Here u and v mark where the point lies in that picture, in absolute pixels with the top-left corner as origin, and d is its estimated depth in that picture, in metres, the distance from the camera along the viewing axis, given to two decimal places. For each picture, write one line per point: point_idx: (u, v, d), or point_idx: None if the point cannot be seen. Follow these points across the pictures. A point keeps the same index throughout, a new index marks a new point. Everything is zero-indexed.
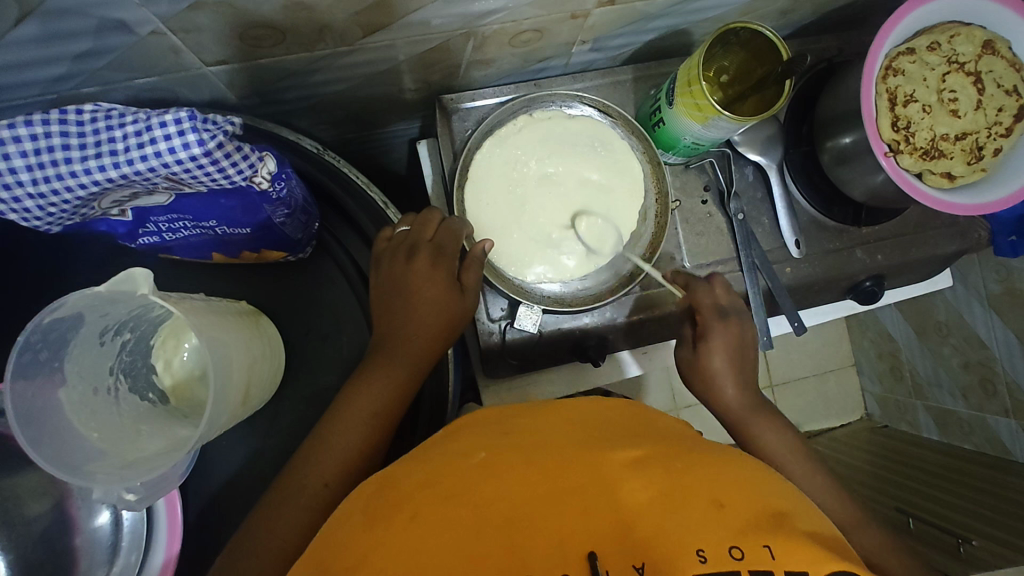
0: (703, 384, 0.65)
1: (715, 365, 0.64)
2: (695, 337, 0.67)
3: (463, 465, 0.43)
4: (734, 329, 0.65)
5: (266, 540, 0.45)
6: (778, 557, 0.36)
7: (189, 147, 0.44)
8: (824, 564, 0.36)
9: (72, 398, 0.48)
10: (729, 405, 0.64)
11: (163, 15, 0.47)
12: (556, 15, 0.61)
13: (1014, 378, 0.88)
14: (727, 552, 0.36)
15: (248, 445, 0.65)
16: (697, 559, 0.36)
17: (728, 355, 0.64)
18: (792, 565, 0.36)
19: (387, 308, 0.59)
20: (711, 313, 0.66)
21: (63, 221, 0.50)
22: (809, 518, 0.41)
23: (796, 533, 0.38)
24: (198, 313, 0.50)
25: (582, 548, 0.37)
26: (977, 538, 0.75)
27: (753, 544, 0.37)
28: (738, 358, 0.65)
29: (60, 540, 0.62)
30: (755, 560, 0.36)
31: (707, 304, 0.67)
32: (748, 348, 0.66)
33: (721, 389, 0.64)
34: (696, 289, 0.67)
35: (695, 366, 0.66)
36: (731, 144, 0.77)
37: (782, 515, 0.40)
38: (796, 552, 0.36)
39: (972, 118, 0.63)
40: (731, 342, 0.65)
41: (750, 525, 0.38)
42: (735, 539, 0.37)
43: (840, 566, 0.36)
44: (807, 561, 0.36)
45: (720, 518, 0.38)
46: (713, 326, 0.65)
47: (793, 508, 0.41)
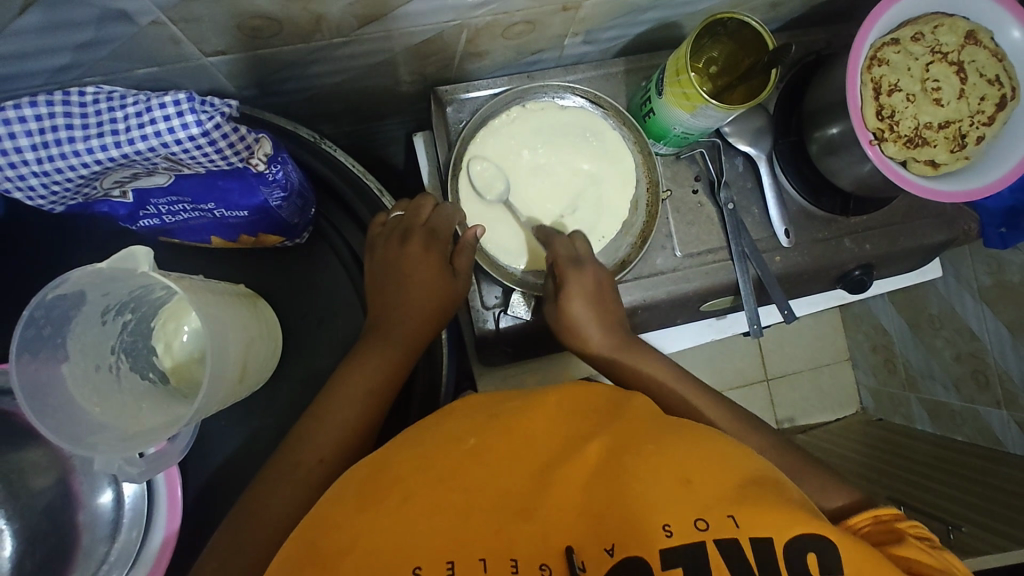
0: (572, 336, 0.65)
1: (576, 313, 0.64)
2: (557, 289, 0.65)
3: (445, 451, 0.43)
4: (589, 275, 0.65)
5: (262, 512, 0.46)
6: (742, 525, 0.38)
7: (188, 127, 0.46)
8: (785, 529, 0.38)
9: (75, 373, 0.50)
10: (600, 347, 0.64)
11: (164, 6, 0.48)
12: (548, 7, 0.63)
13: (1005, 368, 0.89)
14: (693, 524, 0.38)
15: (246, 426, 0.67)
16: (663, 533, 0.38)
17: (586, 299, 0.64)
18: (754, 532, 0.38)
19: (380, 292, 0.60)
20: (565, 263, 0.65)
21: (67, 200, 0.51)
22: (783, 485, 0.42)
23: (765, 500, 0.39)
24: (198, 293, 0.52)
25: (561, 540, 0.39)
26: (966, 526, 0.75)
27: (718, 515, 0.38)
28: (599, 302, 0.65)
29: (63, 516, 0.64)
30: (718, 530, 0.38)
31: (563, 256, 0.66)
32: (606, 294, 0.66)
33: (587, 335, 0.64)
34: (554, 243, 0.66)
35: (560, 319, 0.65)
36: (720, 134, 0.78)
37: (757, 486, 0.41)
38: (760, 520, 0.38)
39: (955, 107, 0.65)
40: (586, 289, 0.64)
41: (718, 496, 0.39)
42: (702, 511, 0.39)
43: (809, 530, 0.38)
44: (770, 525, 0.38)
45: (689, 493, 0.39)
46: (569, 275, 0.64)
47: (765, 477, 0.42)
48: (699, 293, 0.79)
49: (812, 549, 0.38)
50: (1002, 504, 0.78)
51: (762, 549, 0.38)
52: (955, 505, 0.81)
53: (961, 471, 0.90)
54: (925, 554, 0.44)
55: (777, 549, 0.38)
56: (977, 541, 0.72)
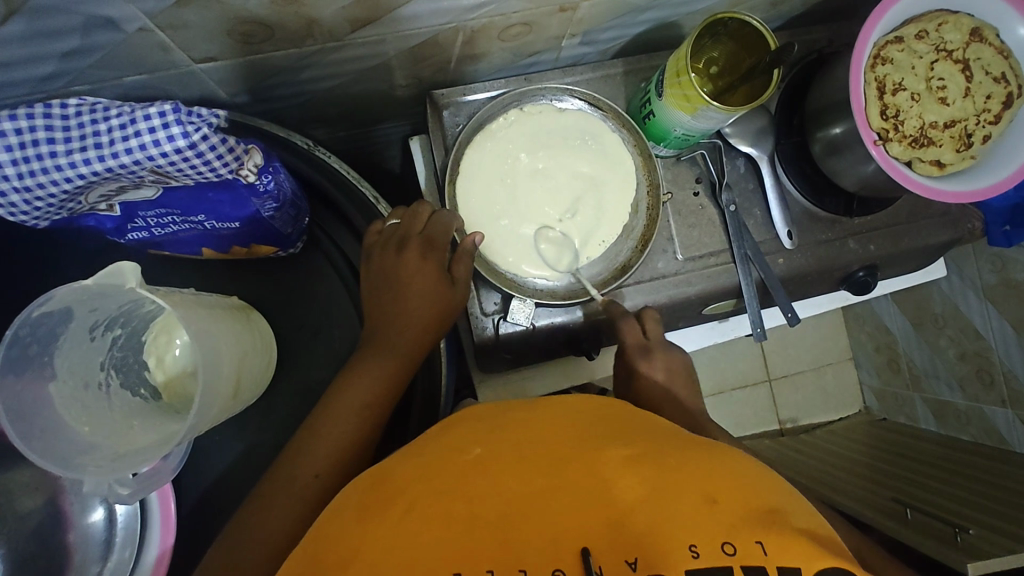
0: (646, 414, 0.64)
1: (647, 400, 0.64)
2: (627, 372, 0.68)
3: (455, 460, 0.43)
4: (658, 365, 0.66)
5: (256, 532, 0.45)
6: (770, 553, 0.36)
7: (174, 139, 0.45)
8: (815, 561, 0.36)
9: (63, 392, 0.49)
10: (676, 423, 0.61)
11: (150, 12, 0.47)
12: (544, 8, 0.61)
13: (1011, 368, 0.88)
14: (719, 547, 0.37)
15: (242, 440, 0.66)
16: (689, 554, 0.36)
17: (659, 385, 0.65)
18: (783, 562, 0.36)
19: (377, 301, 0.59)
20: (635, 354, 0.67)
21: (51, 216, 0.50)
22: (802, 514, 0.41)
23: (789, 530, 0.38)
24: (187, 306, 0.51)
25: (576, 545, 0.37)
26: (974, 528, 0.73)
27: (745, 539, 0.37)
28: (670, 387, 0.65)
29: (54, 535, 0.63)
30: (746, 556, 0.36)
31: (633, 344, 0.68)
32: (678, 378, 0.66)
33: None
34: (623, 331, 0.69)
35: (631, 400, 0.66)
36: (722, 135, 0.77)
37: (777, 512, 0.40)
38: (788, 551, 0.37)
39: (961, 106, 0.64)
40: (653, 379, 0.65)
41: (743, 520, 0.38)
42: (728, 534, 0.37)
43: (835, 563, 0.37)
44: (800, 557, 0.36)
45: (712, 514, 0.38)
46: (638, 366, 0.66)
47: (786, 505, 0.41)
48: (702, 296, 0.78)
49: None
50: (1008, 504, 0.77)
51: None
52: (961, 506, 0.80)
53: (966, 471, 0.89)
54: None
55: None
56: (982, 542, 0.70)
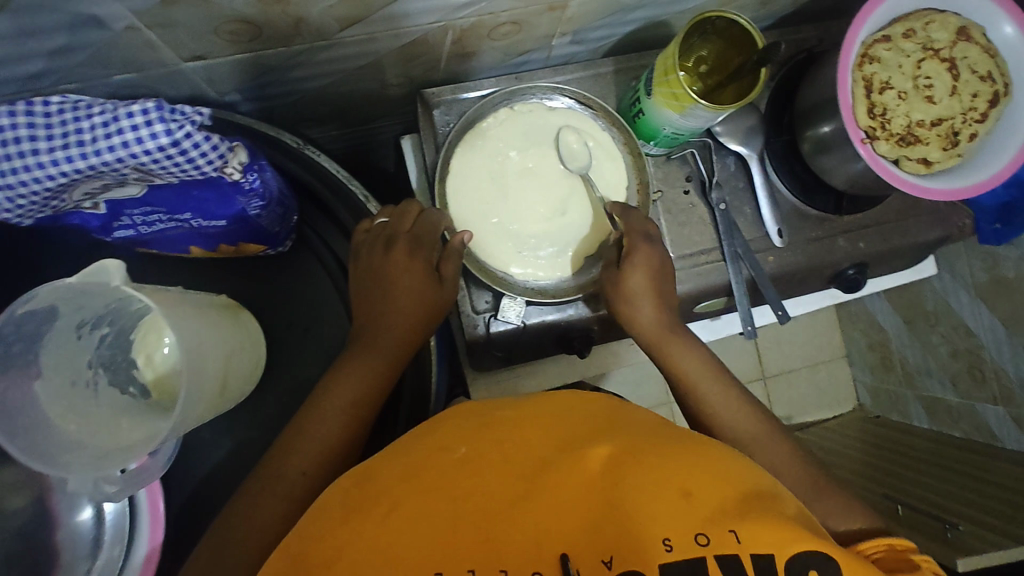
0: (624, 305, 0.65)
1: (635, 283, 0.64)
2: (620, 256, 0.66)
3: (438, 460, 0.42)
4: (657, 252, 0.66)
5: (243, 528, 0.45)
6: (743, 542, 0.37)
7: (157, 136, 0.45)
8: (786, 547, 0.37)
9: (48, 390, 0.50)
10: (645, 326, 0.64)
11: (137, 11, 0.47)
12: (533, 7, 0.62)
13: (1001, 365, 0.89)
14: (693, 539, 0.37)
15: (232, 437, 0.66)
16: (664, 548, 0.37)
17: (651, 270, 0.65)
18: (755, 548, 0.37)
19: (365, 299, 0.59)
20: (638, 234, 0.66)
21: (35, 213, 0.50)
22: (781, 499, 0.42)
23: (766, 516, 0.39)
24: (173, 305, 0.51)
25: (556, 548, 0.38)
26: (963, 523, 0.75)
27: (719, 530, 0.38)
28: (658, 279, 0.65)
29: (42, 534, 0.63)
30: (719, 545, 0.37)
31: (636, 229, 0.67)
32: (667, 274, 0.66)
33: (639, 308, 0.64)
34: (629, 216, 0.67)
35: (617, 286, 0.65)
36: (712, 134, 0.77)
37: (753, 498, 0.40)
38: (761, 537, 0.37)
39: (947, 104, 0.64)
40: (651, 262, 0.65)
41: (720, 511, 0.39)
42: (702, 526, 0.38)
43: (807, 545, 0.38)
44: (772, 542, 0.37)
45: (690, 507, 0.39)
46: (639, 246, 0.65)
47: (763, 491, 0.41)
48: (693, 294, 0.78)
49: (816, 569, 0.37)
50: (997, 499, 0.78)
51: (763, 567, 0.37)
52: (958, 504, 0.80)
53: (962, 468, 0.89)
54: None
55: (779, 566, 0.37)
56: (976, 539, 0.71)
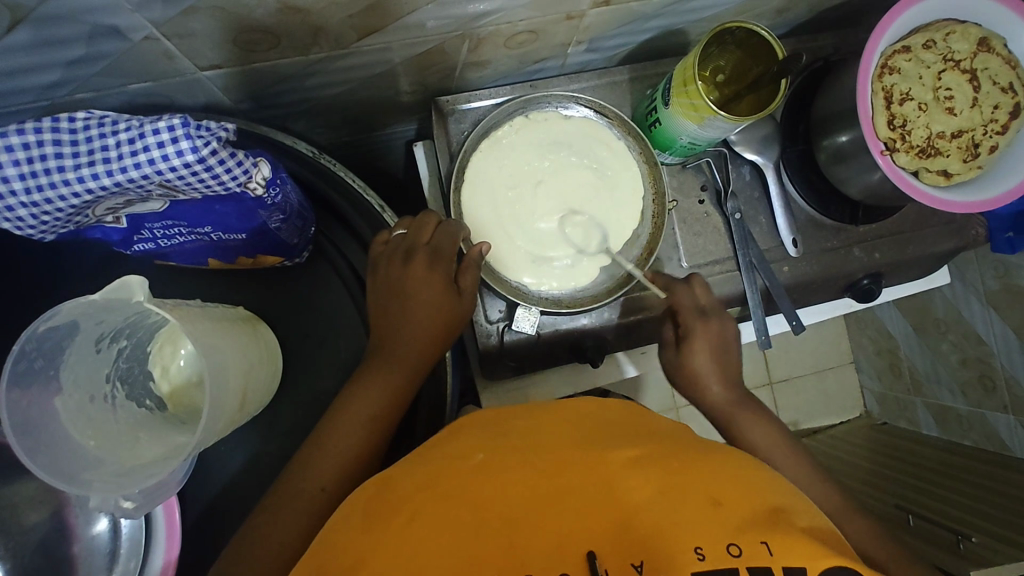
0: (691, 386, 0.65)
1: (700, 364, 0.64)
2: (678, 337, 0.67)
3: (461, 468, 0.42)
4: (714, 328, 0.66)
5: (264, 546, 0.45)
6: (776, 554, 0.36)
7: (182, 153, 0.44)
8: (821, 560, 0.36)
9: (68, 406, 0.49)
10: (714, 403, 0.64)
11: (156, 21, 0.47)
12: (551, 17, 0.61)
13: (1013, 374, 0.88)
14: (724, 549, 0.37)
15: (247, 449, 0.65)
16: (695, 556, 0.36)
17: (711, 351, 0.65)
18: (789, 561, 0.36)
19: (383, 310, 0.58)
20: (691, 314, 0.67)
21: (57, 229, 0.50)
22: (807, 513, 0.41)
23: (795, 531, 0.38)
24: (194, 320, 0.50)
25: (582, 550, 0.37)
26: (976, 535, 0.74)
27: (750, 540, 0.37)
28: (721, 357, 0.65)
29: (58, 547, 0.63)
30: (752, 557, 0.36)
31: (688, 305, 0.67)
32: (729, 348, 0.66)
33: (709, 387, 0.64)
34: (676, 290, 0.68)
35: (680, 368, 0.66)
36: (727, 143, 0.77)
37: (781, 512, 0.40)
38: (795, 551, 0.36)
39: (968, 116, 0.64)
40: (710, 340, 0.65)
41: (747, 521, 0.38)
42: (732, 536, 0.37)
43: (840, 561, 0.37)
44: (805, 557, 0.36)
45: (717, 515, 0.38)
46: (694, 327, 0.66)
47: (790, 505, 0.41)
48: None
49: None
50: (1006, 509, 0.78)
51: None
52: (969, 515, 0.80)
53: (965, 475, 0.90)
54: None
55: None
56: (986, 551, 0.71)
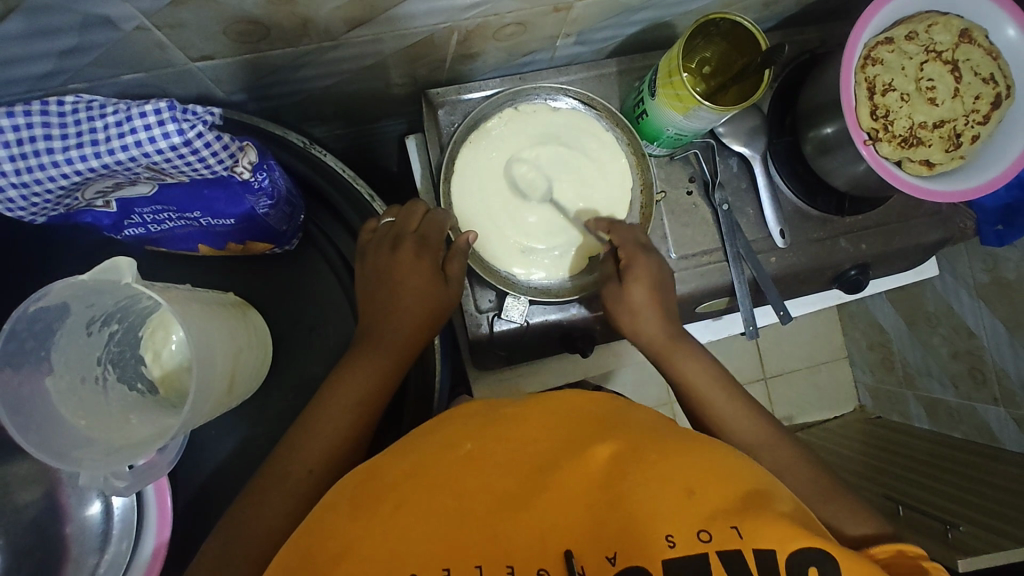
0: (630, 321, 0.65)
1: (638, 296, 0.64)
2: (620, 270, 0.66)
3: (443, 459, 0.43)
4: (655, 262, 0.66)
5: (250, 525, 0.46)
6: (745, 537, 0.38)
7: (169, 136, 0.46)
8: (791, 542, 0.38)
9: (59, 386, 0.51)
10: (652, 338, 0.65)
11: (147, 11, 0.48)
12: (538, 9, 0.62)
13: (1002, 367, 0.89)
14: (696, 535, 0.38)
15: (238, 434, 0.66)
16: (667, 544, 0.37)
17: (649, 285, 0.65)
18: (758, 542, 0.38)
19: (371, 298, 0.59)
20: (634, 247, 0.66)
21: (48, 212, 0.51)
22: (782, 495, 0.42)
23: (769, 513, 0.39)
24: (183, 303, 0.51)
25: (561, 544, 0.39)
26: (965, 525, 0.75)
27: (722, 526, 0.38)
28: (658, 292, 0.65)
29: (52, 528, 0.64)
30: (722, 542, 0.38)
31: (628, 240, 0.67)
32: (665, 283, 0.67)
33: (644, 321, 0.64)
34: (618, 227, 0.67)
35: (620, 301, 0.65)
36: (715, 135, 0.78)
37: (757, 495, 0.40)
38: (764, 533, 0.38)
39: (950, 107, 0.64)
40: (651, 276, 0.65)
41: (722, 507, 0.39)
42: (705, 523, 0.38)
43: (811, 543, 0.38)
44: (776, 537, 0.38)
45: (692, 504, 0.39)
46: (637, 258, 0.66)
47: (766, 486, 0.42)
48: (696, 294, 0.78)
49: (817, 564, 0.38)
50: (995, 500, 0.79)
51: (767, 562, 0.37)
52: (957, 505, 0.81)
53: (959, 469, 0.90)
54: None
55: (781, 563, 0.37)
56: (972, 539, 0.72)
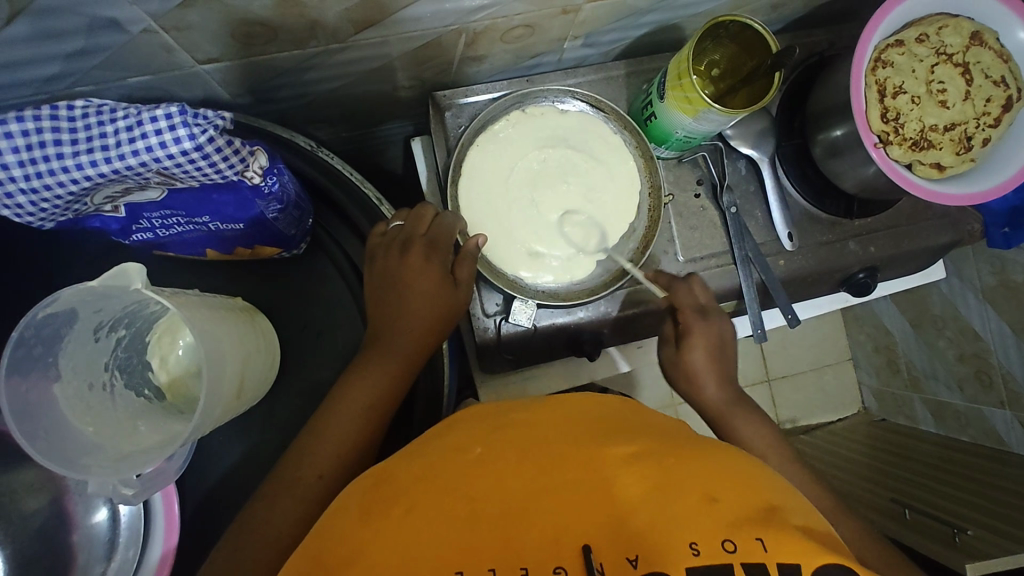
0: (688, 384, 0.66)
1: (696, 362, 0.65)
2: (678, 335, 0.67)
3: (458, 462, 0.42)
4: (714, 326, 0.66)
5: (260, 533, 0.45)
6: (770, 550, 0.36)
7: (180, 141, 0.45)
8: (818, 557, 0.36)
9: (67, 393, 0.50)
10: (710, 402, 0.64)
11: (154, 14, 0.47)
12: (546, 11, 0.62)
13: (1010, 370, 0.88)
14: (719, 545, 0.37)
15: (245, 439, 0.66)
16: (689, 551, 0.36)
17: (708, 350, 0.65)
18: (782, 558, 0.36)
19: (380, 302, 0.59)
20: (691, 313, 0.67)
21: (57, 217, 0.50)
22: (801, 511, 0.41)
23: (789, 527, 0.38)
24: (192, 308, 0.51)
25: (578, 543, 0.37)
26: (972, 528, 0.75)
27: (745, 537, 0.37)
28: (717, 355, 0.66)
29: (58, 535, 0.63)
30: (747, 553, 0.36)
31: (688, 304, 0.68)
32: (727, 347, 0.67)
33: (702, 385, 0.65)
34: (677, 289, 0.69)
35: (677, 364, 0.67)
36: (723, 137, 0.77)
37: (776, 510, 0.40)
38: (788, 547, 0.37)
39: (960, 109, 0.64)
40: (710, 339, 0.66)
41: (744, 518, 0.38)
42: (727, 532, 0.37)
43: (837, 559, 0.37)
44: (800, 552, 0.36)
45: (714, 512, 0.38)
46: (693, 325, 0.66)
47: (786, 503, 0.41)
48: None
49: None
50: (1002, 502, 0.78)
51: None
52: (966, 508, 0.80)
53: (966, 471, 0.89)
54: None
55: None
56: (980, 542, 0.72)
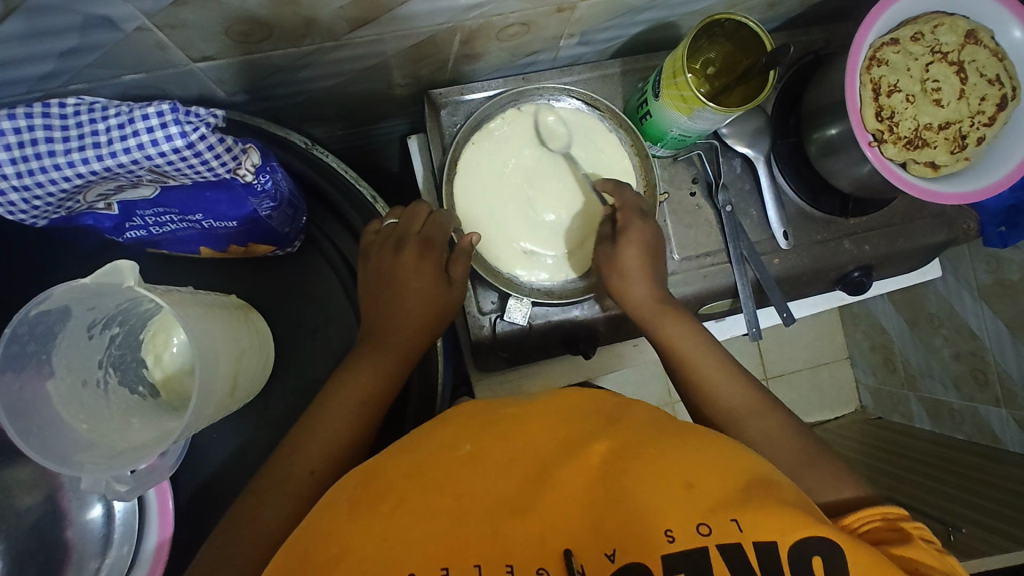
0: (620, 281, 0.65)
1: (630, 258, 0.65)
2: (615, 232, 0.67)
3: (445, 459, 0.42)
4: (651, 227, 0.66)
5: (249, 528, 0.45)
6: (745, 530, 0.37)
7: (172, 139, 0.45)
8: (792, 532, 0.38)
9: (60, 390, 0.50)
10: (638, 302, 0.65)
11: (149, 11, 0.47)
12: (541, 9, 0.62)
13: (1005, 368, 0.88)
14: (694, 529, 0.37)
15: (240, 435, 0.66)
16: (666, 538, 0.37)
17: (643, 249, 0.65)
18: (755, 535, 0.37)
19: (374, 300, 0.59)
20: (632, 211, 0.66)
21: (49, 214, 0.50)
22: (785, 488, 0.41)
23: (767, 502, 0.39)
24: (184, 305, 0.51)
25: (559, 544, 0.38)
26: (966, 526, 0.75)
27: (721, 519, 0.38)
28: (651, 257, 0.66)
29: (52, 531, 0.63)
30: (721, 535, 0.37)
31: (631, 204, 0.67)
32: (660, 250, 0.67)
33: (636, 283, 0.65)
34: (624, 191, 0.68)
35: (612, 260, 0.66)
36: (718, 136, 0.77)
37: (752, 486, 0.40)
38: (762, 526, 0.38)
39: (955, 108, 0.64)
40: (645, 239, 0.65)
41: (721, 501, 0.39)
42: (703, 516, 0.38)
43: (813, 531, 0.38)
44: (776, 530, 0.37)
45: (691, 498, 0.39)
46: (633, 222, 0.66)
47: (768, 482, 0.41)
48: (699, 296, 0.78)
49: (822, 552, 0.38)
50: (997, 500, 0.79)
51: (769, 552, 0.37)
52: (970, 510, 0.79)
53: (963, 470, 0.89)
54: (931, 557, 0.43)
55: (784, 550, 0.37)
56: (975, 541, 0.72)
